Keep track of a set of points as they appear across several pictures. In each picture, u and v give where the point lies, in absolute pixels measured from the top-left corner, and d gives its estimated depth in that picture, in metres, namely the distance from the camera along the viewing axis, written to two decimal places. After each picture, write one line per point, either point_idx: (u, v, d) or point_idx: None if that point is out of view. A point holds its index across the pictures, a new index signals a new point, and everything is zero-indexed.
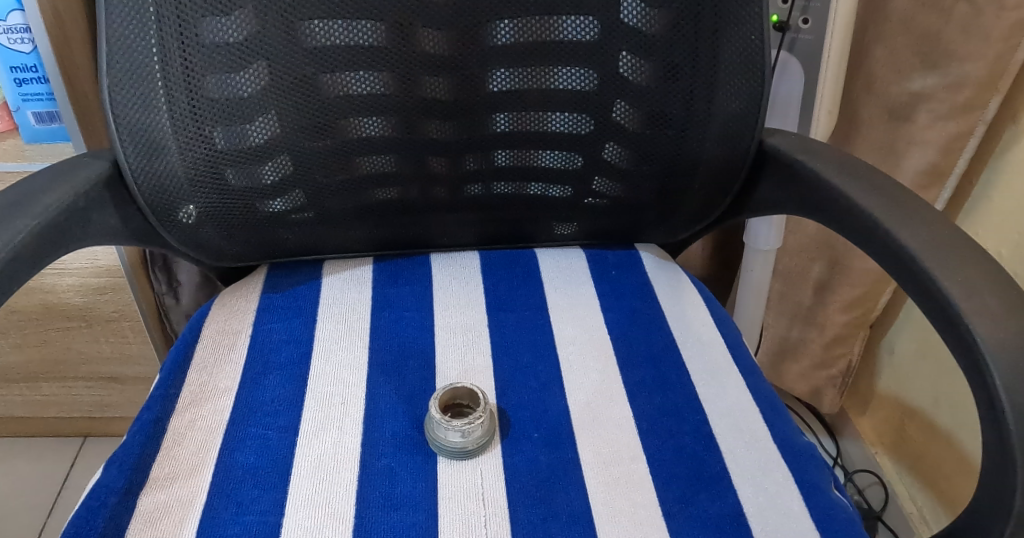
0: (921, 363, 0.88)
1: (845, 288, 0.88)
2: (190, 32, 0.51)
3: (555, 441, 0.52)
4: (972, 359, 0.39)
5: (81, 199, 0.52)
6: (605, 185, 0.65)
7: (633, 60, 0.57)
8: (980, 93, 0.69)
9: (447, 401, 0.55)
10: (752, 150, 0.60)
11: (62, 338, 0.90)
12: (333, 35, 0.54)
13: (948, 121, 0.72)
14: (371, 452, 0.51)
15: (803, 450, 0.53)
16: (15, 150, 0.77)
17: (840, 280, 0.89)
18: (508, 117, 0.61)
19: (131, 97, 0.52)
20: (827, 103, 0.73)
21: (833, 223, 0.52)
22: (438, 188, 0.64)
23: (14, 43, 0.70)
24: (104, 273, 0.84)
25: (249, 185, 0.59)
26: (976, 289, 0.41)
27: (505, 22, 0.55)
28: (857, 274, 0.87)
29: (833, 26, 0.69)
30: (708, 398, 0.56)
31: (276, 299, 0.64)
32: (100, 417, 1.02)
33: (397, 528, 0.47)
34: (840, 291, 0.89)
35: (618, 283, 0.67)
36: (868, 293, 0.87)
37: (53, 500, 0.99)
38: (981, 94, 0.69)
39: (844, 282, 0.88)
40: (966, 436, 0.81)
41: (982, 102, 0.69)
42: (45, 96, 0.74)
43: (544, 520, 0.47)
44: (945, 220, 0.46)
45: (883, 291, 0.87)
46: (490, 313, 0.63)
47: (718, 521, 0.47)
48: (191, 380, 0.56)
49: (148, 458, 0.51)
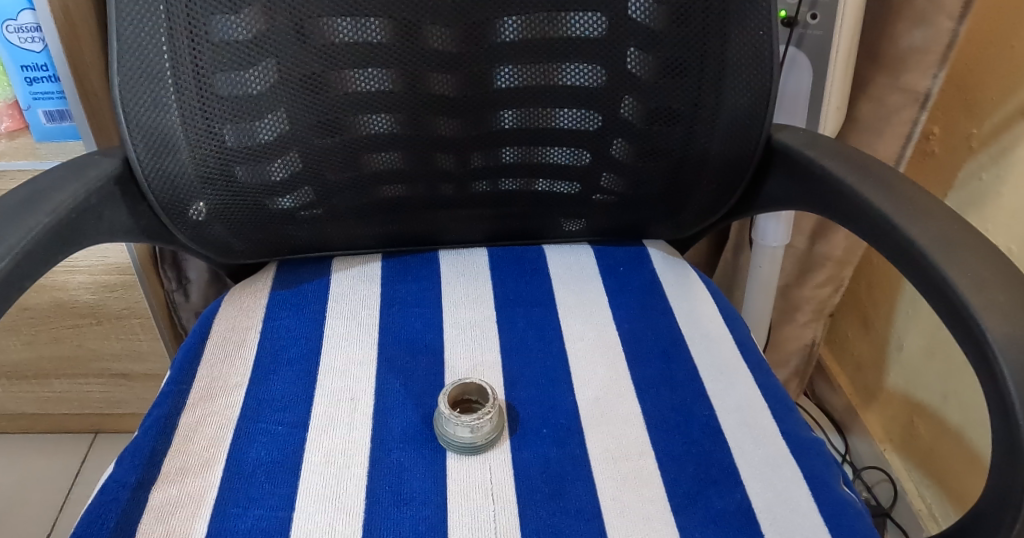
0: (930, 359, 0.88)
1: (818, 272, 0.92)
2: (199, 30, 0.51)
3: (564, 437, 0.53)
4: (983, 355, 0.39)
5: (92, 197, 0.52)
6: (612, 182, 0.65)
7: (641, 56, 0.57)
8: (918, 78, 0.72)
9: (456, 397, 0.55)
10: (760, 146, 0.60)
11: (74, 335, 0.91)
12: (341, 32, 0.54)
13: (907, 109, 0.75)
14: (380, 447, 0.52)
15: (812, 446, 0.53)
16: (26, 148, 0.78)
17: (814, 266, 0.91)
18: (516, 113, 0.61)
19: (141, 95, 0.53)
20: (835, 100, 0.72)
21: (842, 219, 0.52)
22: (446, 184, 0.64)
23: (25, 42, 0.70)
24: (114, 271, 0.85)
25: (257, 182, 0.59)
26: (985, 285, 0.40)
27: (512, 18, 0.55)
28: (829, 261, 0.89)
29: (842, 21, 0.69)
30: (717, 394, 0.56)
31: (285, 294, 0.64)
32: (111, 413, 1.03)
33: (407, 523, 0.47)
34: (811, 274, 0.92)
35: (626, 279, 0.67)
36: (835, 277, 0.92)
37: (65, 495, 1.00)
38: (919, 78, 0.72)
39: (817, 267, 0.91)
40: (975, 432, 0.81)
41: (922, 88, 0.73)
42: (55, 94, 0.74)
43: (554, 515, 0.47)
44: (954, 215, 0.46)
45: (845, 277, 0.91)
46: (499, 309, 0.64)
47: (727, 516, 0.48)
48: (202, 376, 0.57)
49: (160, 453, 0.51)
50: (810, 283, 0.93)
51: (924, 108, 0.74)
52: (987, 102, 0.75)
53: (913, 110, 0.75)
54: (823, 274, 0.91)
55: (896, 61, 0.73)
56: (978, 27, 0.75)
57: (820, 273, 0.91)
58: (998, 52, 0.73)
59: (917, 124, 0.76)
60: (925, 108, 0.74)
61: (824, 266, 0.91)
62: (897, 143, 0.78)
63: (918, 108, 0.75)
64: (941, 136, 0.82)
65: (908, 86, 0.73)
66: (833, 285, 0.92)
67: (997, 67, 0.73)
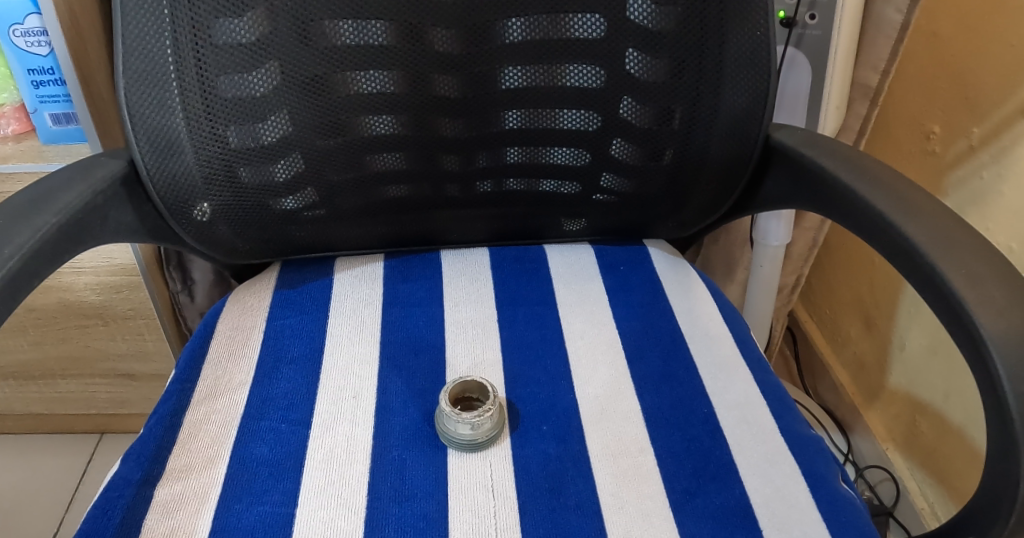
0: (932, 358, 0.88)
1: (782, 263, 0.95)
2: (203, 33, 0.52)
3: (563, 433, 0.53)
4: (977, 351, 0.39)
5: (99, 197, 0.53)
6: (613, 181, 0.66)
7: (641, 57, 0.58)
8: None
9: (457, 394, 0.55)
10: (759, 145, 0.60)
11: (80, 336, 0.92)
12: (343, 35, 0.55)
13: (860, 104, 0.78)
14: (382, 444, 0.52)
15: (810, 442, 0.53)
16: (33, 151, 0.78)
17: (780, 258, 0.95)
18: (518, 113, 0.61)
19: (147, 97, 0.53)
20: (834, 101, 0.73)
21: (840, 217, 0.52)
22: (448, 185, 0.65)
23: (32, 46, 0.71)
24: (119, 272, 0.85)
25: (261, 183, 0.60)
26: (980, 281, 0.41)
27: (513, 20, 0.56)
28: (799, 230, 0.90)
29: (840, 21, 0.69)
30: (716, 391, 0.56)
31: (289, 294, 0.65)
32: (116, 413, 1.04)
33: (408, 520, 0.47)
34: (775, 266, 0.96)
35: (626, 277, 0.68)
36: (798, 273, 0.95)
37: (72, 495, 1.01)
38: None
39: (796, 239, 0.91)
40: (977, 431, 0.81)
41: (873, 83, 0.75)
42: (61, 97, 0.75)
43: (554, 511, 0.48)
44: (950, 213, 0.46)
45: (803, 272, 0.95)
46: (501, 308, 0.64)
47: (725, 512, 0.48)
48: (206, 374, 0.57)
49: (165, 450, 0.52)
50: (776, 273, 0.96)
51: (875, 103, 0.77)
52: (989, 101, 0.75)
53: (865, 105, 0.77)
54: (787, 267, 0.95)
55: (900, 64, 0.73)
56: (979, 26, 0.75)
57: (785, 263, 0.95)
58: (998, 51, 0.73)
59: (869, 118, 0.78)
60: (875, 103, 0.77)
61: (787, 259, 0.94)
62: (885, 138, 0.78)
63: (870, 103, 0.77)
64: (941, 135, 0.83)
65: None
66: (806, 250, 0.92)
67: (997, 67, 0.74)
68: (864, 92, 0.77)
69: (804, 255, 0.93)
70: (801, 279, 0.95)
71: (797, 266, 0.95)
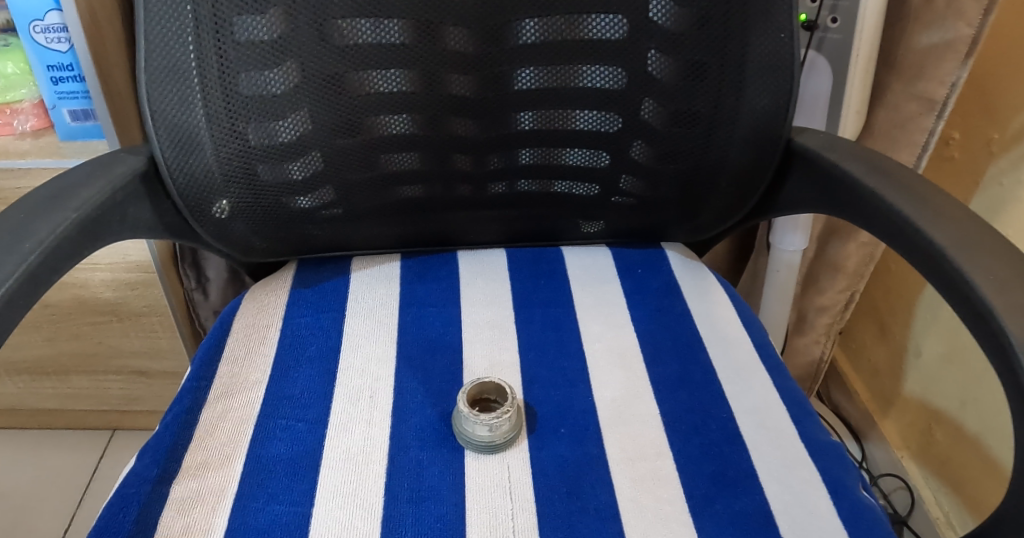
0: (948, 367, 0.87)
1: (831, 283, 0.90)
2: (225, 31, 0.52)
3: (581, 437, 0.53)
4: (1007, 359, 0.38)
5: (118, 193, 0.53)
6: (630, 183, 0.65)
7: (661, 58, 0.57)
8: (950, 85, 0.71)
9: (475, 396, 0.55)
10: (779, 149, 0.60)
11: (93, 332, 0.92)
12: (361, 34, 0.55)
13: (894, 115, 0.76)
14: (399, 445, 0.52)
15: (830, 449, 0.53)
16: (50, 147, 0.79)
17: (827, 276, 0.90)
18: (534, 115, 0.61)
19: (168, 94, 0.53)
20: (855, 104, 0.72)
21: (862, 221, 0.52)
22: (463, 186, 0.65)
23: (51, 42, 0.71)
24: (135, 269, 0.86)
25: (279, 180, 0.60)
26: (1008, 288, 0.40)
27: (531, 21, 0.56)
28: (845, 249, 0.87)
29: (862, 25, 0.68)
30: (734, 397, 0.56)
31: (307, 294, 0.65)
32: (128, 409, 1.04)
33: (425, 522, 0.47)
34: (822, 285, 0.91)
35: (643, 280, 0.67)
36: (849, 291, 0.91)
37: (84, 490, 1.02)
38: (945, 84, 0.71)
39: (830, 278, 0.90)
40: (994, 440, 0.80)
41: (940, 96, 0.72)
42: (80, 94, 0.75)
43: (572, 514, 0.48)
44: (976, 218, 0.46)
45: (857, 290, 0.90)
46: (516, 310, 0.64)
47: (745, 518, 0.47)
48: (222, 372, 0.57)
49: (181, 447, 0.52)
50: (823, 293, 0.92)
51: (940, 118, 0.73)
52: (1010, 107, 0.74)
53: (932, 117, 0.73)
54: (836, 285, 0.90)
55: (963, 70, 0.70)
56: (1001, 33, 0.75)
57: (832, 283, 0.90)
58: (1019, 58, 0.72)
59: (934, 133, 0.74)
60: (941, 117, 0.73)
61: (836, 277, 0.89)
62: (914, 152, 0.76)
63: (936, 117, 0.73)
64: (961, 141, 0.82)
65: (926, 93, 0.72)
66: (853, 277, 0.89)
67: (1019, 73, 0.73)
68: (929, 105, 0.73)
69: (853, 272, 0.89)
70: (854, 297, 0.91)
71: (841, 285, 0.90)
